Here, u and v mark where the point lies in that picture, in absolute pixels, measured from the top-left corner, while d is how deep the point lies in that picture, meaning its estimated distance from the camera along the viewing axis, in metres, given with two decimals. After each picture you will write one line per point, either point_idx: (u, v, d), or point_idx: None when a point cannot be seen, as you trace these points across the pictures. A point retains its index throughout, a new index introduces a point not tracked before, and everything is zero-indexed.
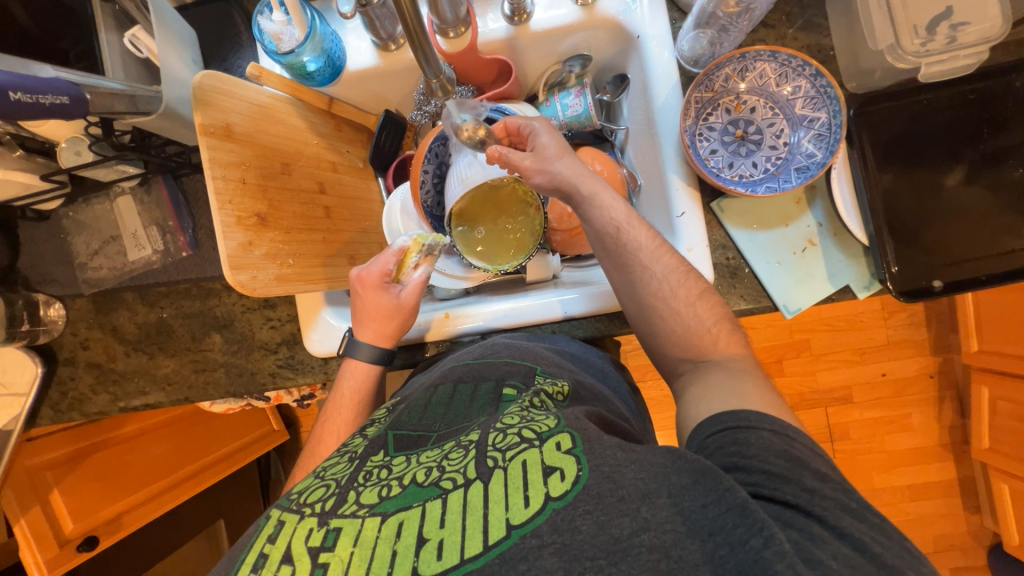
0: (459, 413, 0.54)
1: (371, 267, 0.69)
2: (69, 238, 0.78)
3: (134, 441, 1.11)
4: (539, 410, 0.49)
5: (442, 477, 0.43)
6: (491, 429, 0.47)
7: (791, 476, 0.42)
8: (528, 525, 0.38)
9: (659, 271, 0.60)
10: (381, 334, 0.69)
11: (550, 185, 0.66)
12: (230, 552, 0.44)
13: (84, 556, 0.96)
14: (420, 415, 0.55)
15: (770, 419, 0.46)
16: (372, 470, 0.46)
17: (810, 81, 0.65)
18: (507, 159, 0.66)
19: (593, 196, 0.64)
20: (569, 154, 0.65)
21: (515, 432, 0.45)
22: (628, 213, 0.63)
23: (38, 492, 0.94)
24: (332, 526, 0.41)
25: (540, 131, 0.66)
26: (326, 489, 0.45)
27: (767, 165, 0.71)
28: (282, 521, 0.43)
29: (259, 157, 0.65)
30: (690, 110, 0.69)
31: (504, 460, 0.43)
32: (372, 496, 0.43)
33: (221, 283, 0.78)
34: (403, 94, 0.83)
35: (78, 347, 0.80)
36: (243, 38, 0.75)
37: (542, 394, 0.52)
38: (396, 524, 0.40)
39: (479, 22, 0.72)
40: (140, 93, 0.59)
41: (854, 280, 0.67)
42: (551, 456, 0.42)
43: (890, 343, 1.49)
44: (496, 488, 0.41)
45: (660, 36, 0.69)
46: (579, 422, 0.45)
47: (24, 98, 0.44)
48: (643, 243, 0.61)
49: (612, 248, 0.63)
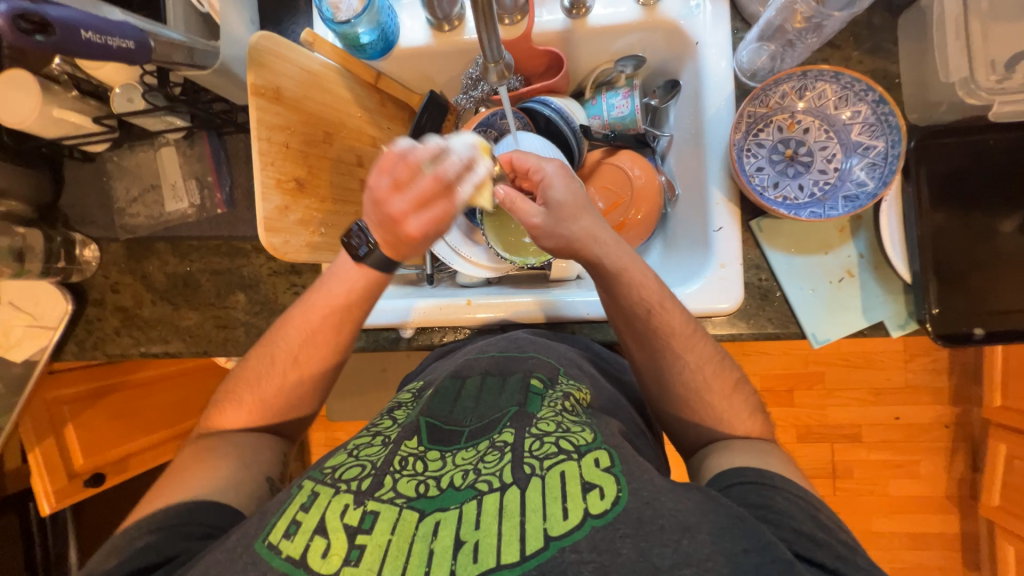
0: (489, 405, 0.53)
1: (423, 221, 0.57)
2: (111, 182, 0.79)
3: (146, 387, 1.13)
4: (574, 419, 0.49)
5: (477, 479, 0.43)
6: (527, 434, 0.47)
7: (821, 540, 0.44)
8: (567, 538, 0.38)
9: (692, 361, 0.58)
10: (397, 258, 0.61)
11: (561, 248, 0.60)
12: (258, 512, 0.44)
13: (90, 491, 1.01)
14: (450, 405, 0.54)
15: (795, 484, 0.48)
16: (407, 458, 0.46)
17: (871, 107, 0.63)
18: (516, 207, 0.59)
19: (621, 272, 0.59)
20: (585, 212, 0.59)
21: (552, 442, 0.45)
22: (662, 294, 0.59)
23: (53, 424, 0.96)
24: (369, 509, 0.41)
25: (552, 185, 0.59)
26: (362, 469, 0.45)
27: (815, 189, 0.68)
28: (316, 492, 0.44)
29: (304, 123, 0.65)
30: (742, 125, 0.66)
31: (542, 469, 0.43)
32: (410, 488, 0.43)
33: (252, 244, 0.80)
34: (451, 76, 0.82)
35: (107, 290, 0.81)
36: (300, 3, 0.75)
37: (572, 398, 0.53)
38: (433, 524, 0.40)
39: (536, 13, 0.71)
40: (198, 46, 0.59)
41: (890, 317, 0.65)
42: (590, 473, 0.42)
43: (908, 387, 1.46)
44: (534, 496, 0.41)
45: (719, 44, 0.68)
46: (615, 440, 0.46)
47: (94, 38, 0.45)
48: (677, 330, 0.59)
49: (641, 331, 0.59)
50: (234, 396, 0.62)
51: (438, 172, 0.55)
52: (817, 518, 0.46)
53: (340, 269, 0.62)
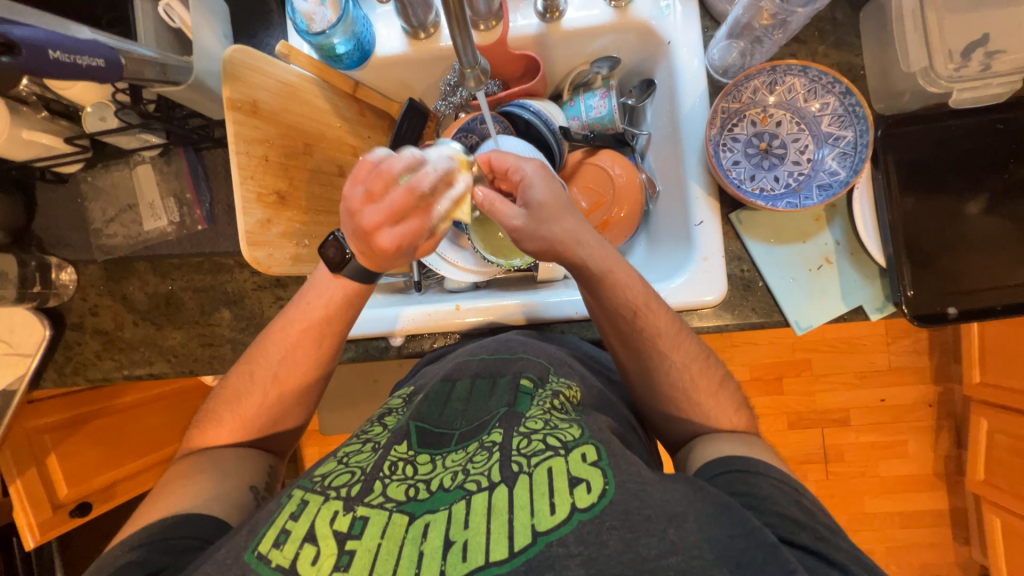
0: (479, 408, 0.53)
1: (399, 234, 0.56)
2: (86, 202, 0.78)
3: (132, 412, 1.10)
4: (562, 415, 0.49)
5: (466, 479, 0.43)
6: (515, 432, 0.47)
7: (805, 523, 0.45)
8: (554, 533, 0.38)
9: (677, 360, 0.59)
10: (377, 268, 0.60)
11: (543, 249, 0.59)
12: (248, 525, 0.44)
13: (76, 521, 0.98)
14: (440, 409, 0.54)
15: (778, 471, 0.50)
16: (397, 463, 0.46)
17: (839, 98, 0.65)
18: (495, 211, 0.59)
19: (604, 275, 0.59)
20: (566, 214, 0.60)
21: (540, 439, 0.45)
22: (646, 294, 0.60)
23: (35, 454, 0.94)
24: (359, 514, 0.41)
25: (534, 185, 0.59)
26: (352, 476, 0.45)
27: (789, 180, 0.70)
28: (306, 501, 0.43)
29: (283, 136, 0.65)
30: (717, 120, 0.68)
31: (529, 466, 0.43)
32: (399, 492, 0.43)
33: (234, 260, 0.78)
34: (429, 84, 0.82)
35: (86, 313, 0.80)
36: (274, 16, 0.75)
37: (560, 396, 0.53)
38: (423, 526, 0.40)
39: (511, 18, 0.72)
40: (170, 62, 0.58)
41: (868, 301, 0.67)
42: (577, 468, 0.42)
43: (891, 369, 1.49)
44: (521, 494, 0.41)
45: (691, 43, 0.69)
46: (603, 434, 0.46)
47: (63, 57, 0.45)
48: (662, 329, 0.59)
49: (625, 331, 0.60)
50: (217, 416, 0.61)
51: (410, 185, 0.55)
52: (803, 504, 0.47)
53: (318, 282, 0.63)
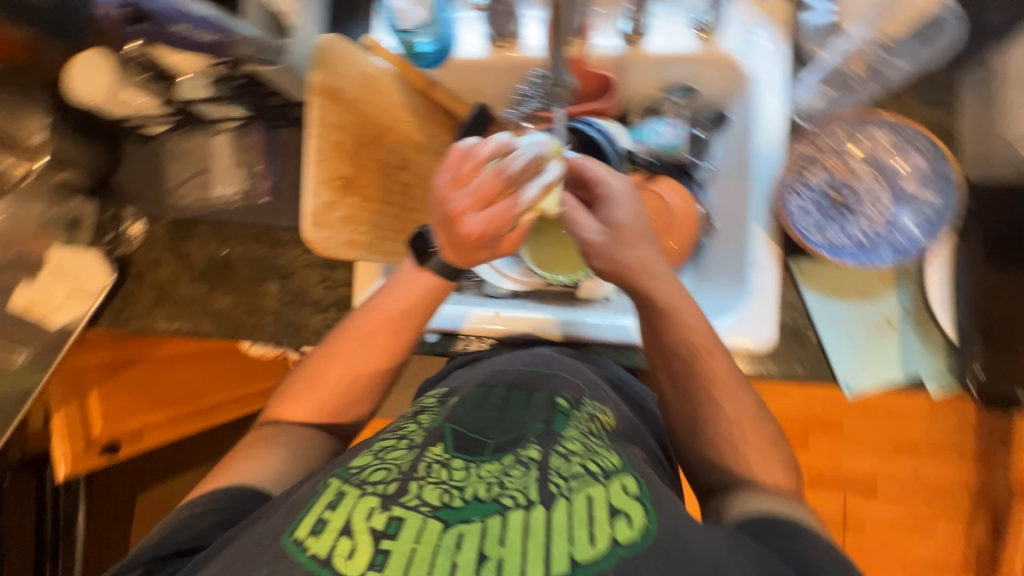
0: (514, 419, 0.52)
1: (483, 220, 0.51)
2: (165, 162, 0.82)
3: (166, 363, 1.11)
4: (601, 442, 0.50)
5: (502, 493, 0.43)
6: (554, 451, 0.47)
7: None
8: (594, 564, 0.38)
9: (726, 407, 0.58)
10: (461, 267, 0.58)
11: (612, 271, 0.59)
12: (285, 506, 0.45)
13: (103, 460, 1.05)
14: (475, 413, 0.53)
15: (815, 534, 0.47)
16: (431, 465, 0.46)
17: (927, 160, 0.62)
18: (574, 224, 0.58)
19: (670, 310, 0.58)
20: (643, 241, 0.59)
21: (581, 463, 0.46)
22: (709, 337, 0.59)
23: (78, 388, 1.01)
24: (395, 514, 0.41)
25: (615, 205, 0.58)
26: (388, 473, 0.45)
27: (861, 237, 0.64)
28: (343, 492, 0.44)
29: (358, 124, 0.67)
30: (792, 165, 0.66)
31: (570, 490, 0.43)
32: (434, 497, 0.42)
33: (290, 236, 0.81)
34: (501, 90, 0.81)
35: (148, 266, 0.84)
36: (364, 8, 0.78)
37: (597, 420, 0.54)
38: (457, 536, 0.40)
39: (595, 36, 0.74)
40: (271, 43, 0.61)
41: (929, 371, 0.63)
42: (618, 498, 0.43)
43: (930, 445, 1.41)
44: (559, 518, 0.41)
45: (775, 84, 0.69)
46: (643, 469, 0.48)
47: (180, 33, 0.54)
48: (719, 376, 0.58)
49: (679, 370, 0.59)
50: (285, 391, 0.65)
51: (501, 167, 0.51)
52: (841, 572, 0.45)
53: (396, 277, 0.63)
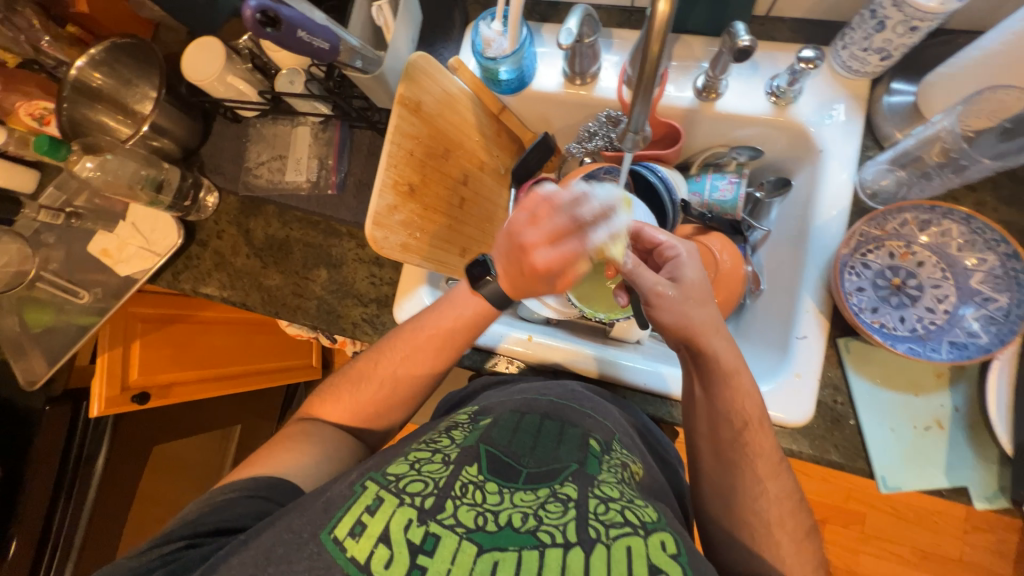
0: (550, 450, 0.51)
1: (550, 257, 0.55)
2: (248, 144, 0.89)
3: (208, 327, 1.25)
4: (636, 494, 0.48)
5: (539, 528, 0.42)
6: (591, 494, 0.45)
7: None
8: None
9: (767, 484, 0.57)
10: (517, 296, 0.62)
11: (677, 327, 0.59)
12: (322, 502, 0.46)
13: (134, 406, 1.05)
14: (510, 438, 0.52)
15: None
16: (467, 486, 0.45)
17: (1000, 259, 0.59)
18: (638, 278, 0.58)
19: (729, 373, 0.59)
20: (710, 302, 0.60)
21: (619, 511, 0.44)
22: (760, 411, 0.59)
23: (126, 335, 1.05)
24: (431, 530, 0.41)
25: (684, 264, 0.60)
26: (425, 486, 0.45)
27: (916, 325, 0.64)
28: (381, 498, 0.44)
29: (431, 137, 0.71)
30: (851, 242, 0.64)
31: (608, 538, 0.41)
32: (469, 519, 0.42)
33: (346, 229, 0.85)
34: (568, 125, 0.87)
35: (213, 235, 0.90)
36: (454, 33, 0.83)
37: (630, 471, 0.52)
38: (491, 562, 0.39)
39: (667, 87, 0.74)
40: (367, 52, 0.66)
41: (975, 485, 0.59)
42: (658, 556, 0.40)
43: (962, 562, 1.29)
44: (598, 566, 0.39)
45: (845, 158, 0.67)
46: (681, 533, 0.45)
47: (304, 37, 0.53)
48: (764, 452, 0.57)
49: (728, 438, 0.58)
50: (333, 392, 0.68)
51: (574, 213, 0.55)
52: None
53: (455, 297, 0.66)
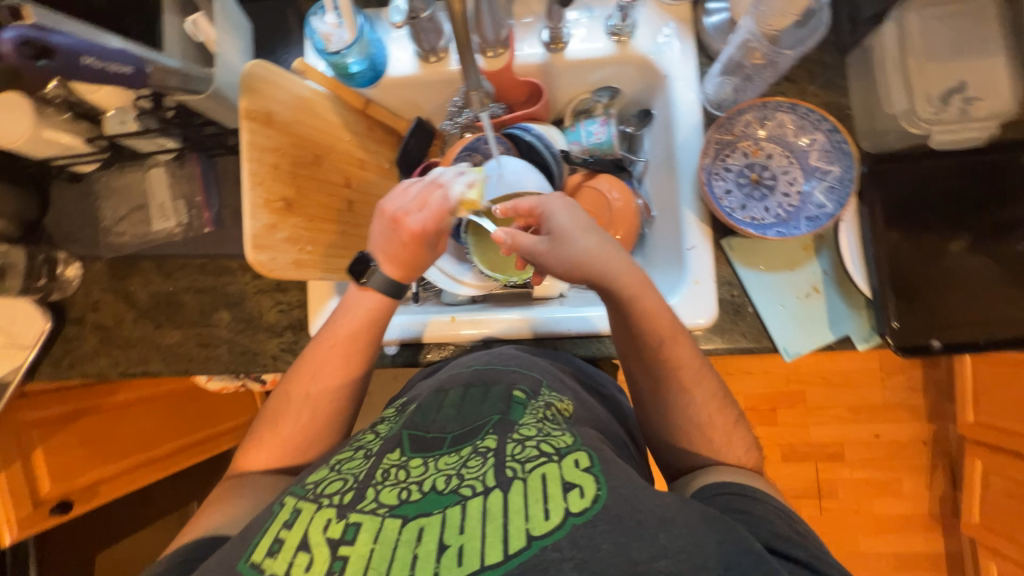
0: (471, 413, 0.53)
1: (422, 218, 0.61)
2: (99, 201, 0.80)
3: (125, 411, 1.12)
4: (555, 424, 0.50)
5: (461, 484, 0.44)
6: (509, 439, 0.48)
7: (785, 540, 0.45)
8: (549, 537, 0.39)
9: (697, 394, 0.61)
10: (402, 277, 0.65)
11: (568, 273, 0.61)
12: (244, 531, 0.46)
13: (57, 518, 0.96)
14: (433, 415, 0.54)
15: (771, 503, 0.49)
16: (389, 470, 0.47)
17: (827, 136, 0.68)
18: (518, 245, 0.60)
19: (628, 298, 0.61)
20: (595, 230, 0.62)
21: (534, 446, 0.46)
22: (670, 322, 0.62)
23: (22, 448, 0.93)
24: (351, 520, 0.43)
25: (555, 211, 0.62)
26: (344, 483, 0.47)
27: (779, 211, 0.71)
28: (299, 509, 0.45)
29: (294, 145, 0.68)
30: (709, 150, 0.72)
31: (524, 472, 0.44)
32: (391, 497, 0.44)
33: (238, 263, 0.80)
34: (437, 104, 0.86)
35: (88, 308, 0.81)
36: (294, 35, 0.79)
37: (552, 407, 0.54)
38: (416, 530, 0.41)
39: (518, 46, 0.76)
40: (193, 72, 0.61)
41: (854, 331, 0.68)
42: (571, 473, 0.43)
43: (886, 405, 1.49)
44: (516, 498, 0.42)
45: (687, 78, 0.73)
46: (595, 443, 0.48)
47: (94, 63, 0.48)
48: (683, 360, 0.61)
49: (648, 356, 0.62)
50: (264, 430, 0.64)
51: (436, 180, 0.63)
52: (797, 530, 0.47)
53: (353, 304, 0.66)
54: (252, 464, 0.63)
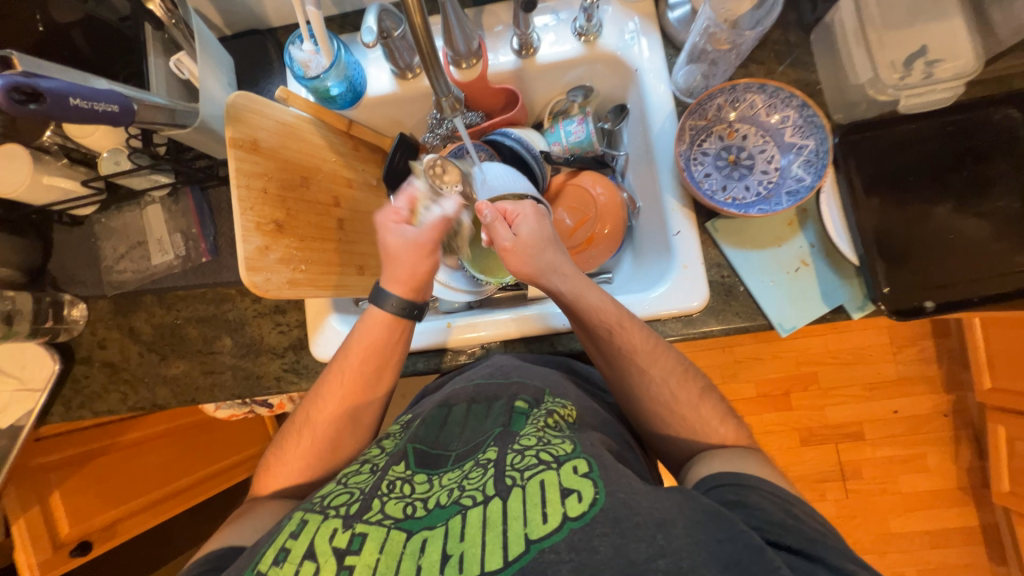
0: (475, 430, 0.57)
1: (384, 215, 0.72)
2: (99, 242, 0.82)
3: (136, 449, 1.12)
4: (556, 433, 0.51)
5: (462, 495, 0.46)
6: (510, 449, 0.49)
7: (791, 525, 0.44)
8: (547, 540, 0.40)
9: (655, 375, 0.61)
10: (413, 295, 0.69)
11: (528, 274, 0.65)
12: (251, 549, 0.47)
13: (76, 561, 0.96)
14: (436, 433, 0.58)
15: (773, 484, 0.49)
16: (395, 482, 0.50)
17: (797, 111, 0.69)
18: (494, 238, 0.65)
19: (579, 298, 0.64)
20: (554, 242, 0.66)
21: (533, 454, 0.48)
22: (620, 314, 0.63)
23: (39, 492, 0.95)
24: (358, 530, 0.44)
25: (524, 218, 0.66)
26: (351, 496, 0.48)
27: (760, 188, 0.74)
28: (306, 520, 0.46)
29: (281, 170, 0.70)
30: (685, 136, 0.73)
31: (523, 479, 0.45)
32: (397, 510, 0.46)
33: (236, 289, 0.82)
34: (417, 118, 0.89)
35: (95, 347, 0.83)
36: (276, 66, 0.82)
37: (555, 415, 0.55)
38: (420, 541, 0.42)
39: (491, 56, 0.78)
40: (179, 108, 0.64)
41: (848, 300, 0.68)
42: (569, 478, 0.44)
43: (900, 379, 1.47)
44: (515, 505, 0.43)
45: (656, 70, 0.75)
46: (595, 449, 0.48)
47: (81, 104, 0.50)
48: (638, 346, 0.62)
49: (606, 350, 0.63)
50: (276, 459, 0.65)
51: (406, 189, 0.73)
52: (798, 513, 0.46)
53: (367, 325, 0.67)
54: (264, 488, 0.63)
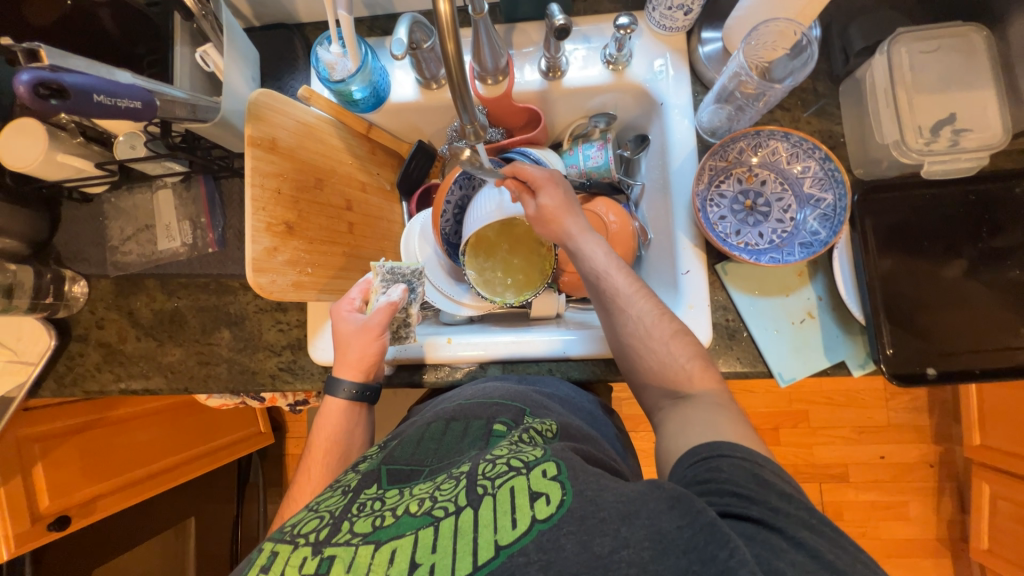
0: (450, 448, 0.57)
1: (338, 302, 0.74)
2: (107, 221, 0.82)
3: (125, 425, 1.13)
4: (528, 444, 0.52)
5: (434, 506, 0.46)
6: (482, 460, 0.49)
7: (758, 497, 0.43)
8: (514, 546, 0.41)
9: (635, 313, 0.62)
10: (364, 376, 0.71)
11: (544, 229, 0.71)
12: None
13: (53, 535, 0.95)
14: (412, 450, 0.58)
15: None
16: (366, 502, 0.49)
17: (819, 163, 0.69)
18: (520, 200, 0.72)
19: (576, 248, 0.68)
20: (565, 198, 0.70)
21: (504, 462, 0.48)
22: (609, 261, 0.67)
23: (22, 463, 0.93)
24: (326, 554, 0.44)
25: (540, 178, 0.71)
26: (320, 521, 0.48)
27: (773, 236, 0.74)
28: (276, 552, 0.45)
29: (297, 170, 0.69)
30: (704, 176, 0.73)
31: (494, 487, 0.45)
32: (366, 526, 0.46)
33: (239, 282, 0.82)
34: (437, 128, 0.89)
35: (92, 326, 0.83)
36: (301, 62, 0.82)
37: (532, 430, 0.56)
38: (389, 552, 0.42)
39: (518, 74, 0.78)
40: (201, 103, 0.64)
41: (850, 357, 0.68)
42: (538, 483, 0.45)
43: (891, 426, 1.47)
44: (486, 514, 0.43)
45: (681, 105, 0.74)
46: (564, 453, 0.49)
47: (104, 100, 0.50)
48: (621, 287, 0.64)
49: (596, 295, 0.66)
50: None
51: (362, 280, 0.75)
52: None
53: (326, 415, 0.71)
54: None
